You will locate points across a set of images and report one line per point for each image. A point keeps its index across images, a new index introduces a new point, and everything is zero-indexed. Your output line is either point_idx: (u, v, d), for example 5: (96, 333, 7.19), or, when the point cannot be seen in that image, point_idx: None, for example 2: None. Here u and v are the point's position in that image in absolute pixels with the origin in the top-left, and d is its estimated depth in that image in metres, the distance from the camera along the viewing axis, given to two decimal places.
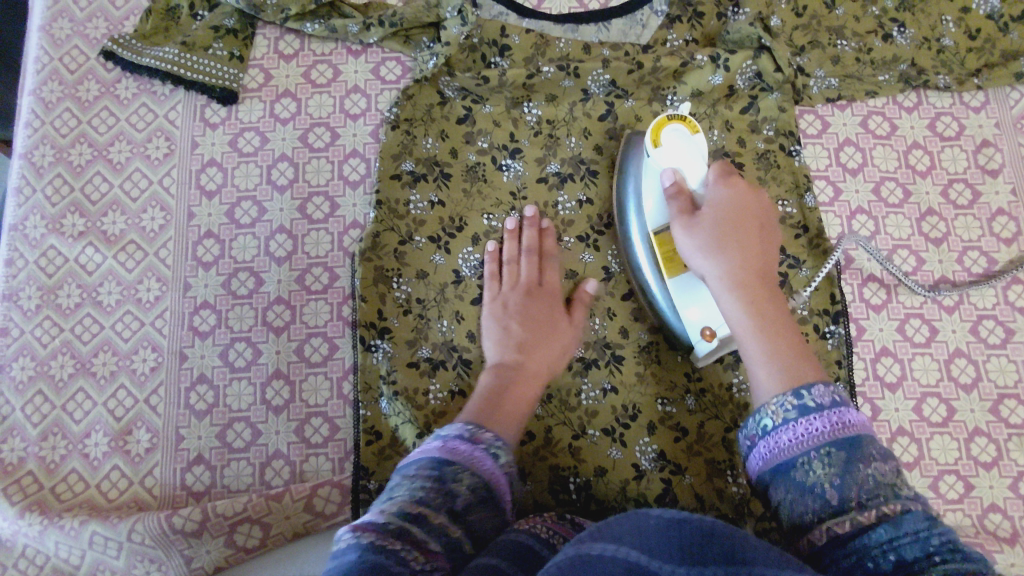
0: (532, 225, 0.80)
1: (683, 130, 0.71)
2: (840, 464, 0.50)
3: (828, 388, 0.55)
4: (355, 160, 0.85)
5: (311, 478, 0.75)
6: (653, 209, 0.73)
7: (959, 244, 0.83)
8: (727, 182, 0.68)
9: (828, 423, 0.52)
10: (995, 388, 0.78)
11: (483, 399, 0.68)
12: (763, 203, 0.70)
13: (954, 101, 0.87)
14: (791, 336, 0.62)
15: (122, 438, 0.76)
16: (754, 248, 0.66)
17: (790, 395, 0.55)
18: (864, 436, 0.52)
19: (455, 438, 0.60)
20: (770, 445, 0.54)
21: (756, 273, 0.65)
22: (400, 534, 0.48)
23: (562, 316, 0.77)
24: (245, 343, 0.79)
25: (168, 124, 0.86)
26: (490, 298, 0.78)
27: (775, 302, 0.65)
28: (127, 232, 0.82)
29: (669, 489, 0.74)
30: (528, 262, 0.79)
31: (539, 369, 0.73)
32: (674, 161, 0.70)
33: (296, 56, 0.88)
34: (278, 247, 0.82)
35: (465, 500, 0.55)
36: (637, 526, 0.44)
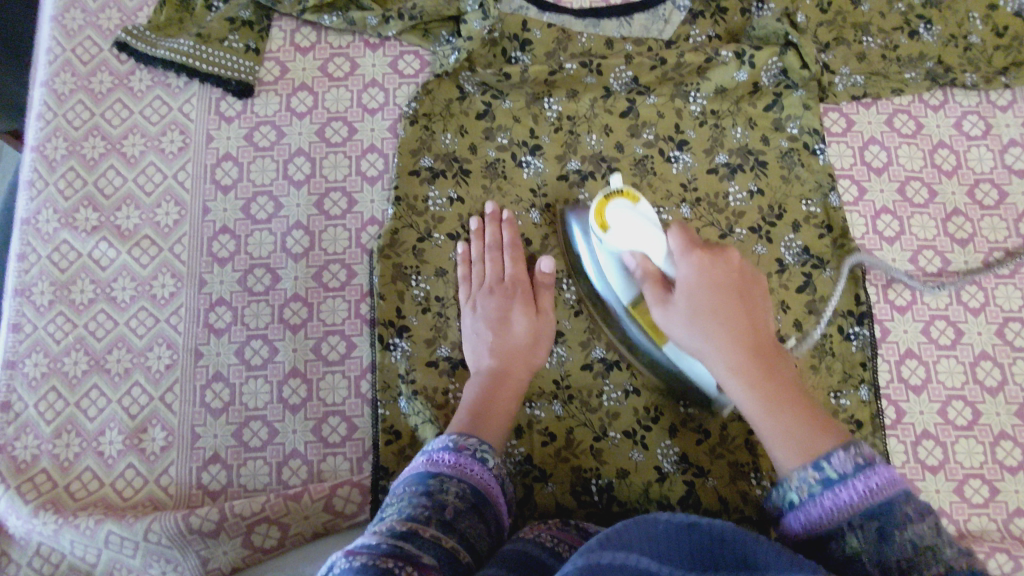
0: (496, 221, 0.79)
1: (626, 204, 0.68)
2: (874, 530, 0.48)
3: (849, 453, 0.51)
4: (373, 155, 0.83)
5: (329, 478, 0.74)
6: (619, 285, 0.71)
7: (984, 245, 0.82)
8: (691, 253, 0.63)
9: (854, 494, 0.49)
10: (1020, 390, 0.77)
11: (465, 407, 0.68)
12: (740, 265, 0.64)
13: (981, 99, 0.86)
14: (806, 407, 0.57)
15: (137, 436, 0.75)
16: (741, 319, 0.61)
17: (811, 467, 0.52)
18: (896, 495, 0.48)
19: (436, 453, 0.60)
20: (803, 518, 0.52)
21: (750, 344, 0.60)
22: (393, 552, 0.46)
23: (535, 310, 0.76)
24: (262, 341, 0.78)
25: (183, 117, 0.84)
26: (464, 301, 0.78)
27: (780, 372, 0.60)
28: (141, 227, 0.81)
29: (692, 491, 0.73)
30: (493, 260, 0.78)
31: (517, 366, 0.72)
32: (628, 242, 0.66)
33: (313, 48, 0.87)
34: (295, 243, 0.80)
35: (453, 509, 0.54)
36: (647, 532, 0.45)
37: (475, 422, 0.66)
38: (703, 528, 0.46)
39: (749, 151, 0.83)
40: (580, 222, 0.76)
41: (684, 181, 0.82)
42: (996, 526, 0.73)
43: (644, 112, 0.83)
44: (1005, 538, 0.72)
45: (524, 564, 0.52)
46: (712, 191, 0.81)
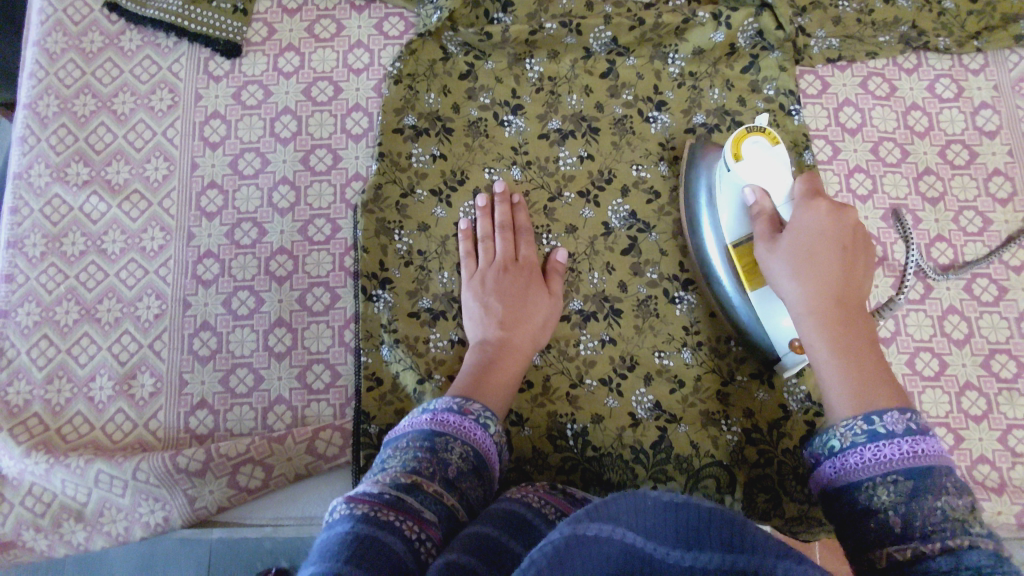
0: (504, 201, 0.81)
1: (764, 142, 0.69)
2: (908, 489, 0.46)
3: (903, 415, 0.51)
4: (358, 114, 0.85)
5: (312, 423, 0.76)
6: (729, 222, 0.71)
7: (955, 203, 0.83)
8: (813, 200, 0.65)
9: (897, 451, 0.49)
10: (986, 343, 0.79)
11: (470, 375, 0.69)
12: (855, 224, 0.65)
13: (954, 63, 0.88)
14: (874, 364, 0.58)
15: (126, 383, 0.77)
16: (836, 269, 0.62)
17: (861, 419, 0.52)
18: (936, 465, 0.48)
19: (443, 411, 0.61)
20: (838, 465, 0.52)
21: (836, 297, 0.61)
22: (395, 504, 0.48)
23: (542, 290, 0.78)
24: (248, 292, 0.80)
25: (172, 76, 0.86)
26: (467, 277, 0.79)
27: (859, 329, 0.60)
28: (131, 182, 0.83)
29: (664, 436, 0.75)
30: (504, 239, 0.79)
31: (524, 342, 0.74)
32: (755, 177, 0.68)
33: (300, 10, 0.88)
34: (281, 198, 0.82)
35: (457, 470, 0.56)
36: (635, 506, 0.43)
37: (470, 390, 0.67)
38: (691, 507, 0.43)
39: (726, 112, 0.84)
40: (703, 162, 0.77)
41: (661, 141, 0.84)
42: (959, 472, 0.75)
43: (623, 73, 0.86)
44: (968, 483, 0.74)
45: (513, 523, 0.52)
46: (690, 150, 0.83)
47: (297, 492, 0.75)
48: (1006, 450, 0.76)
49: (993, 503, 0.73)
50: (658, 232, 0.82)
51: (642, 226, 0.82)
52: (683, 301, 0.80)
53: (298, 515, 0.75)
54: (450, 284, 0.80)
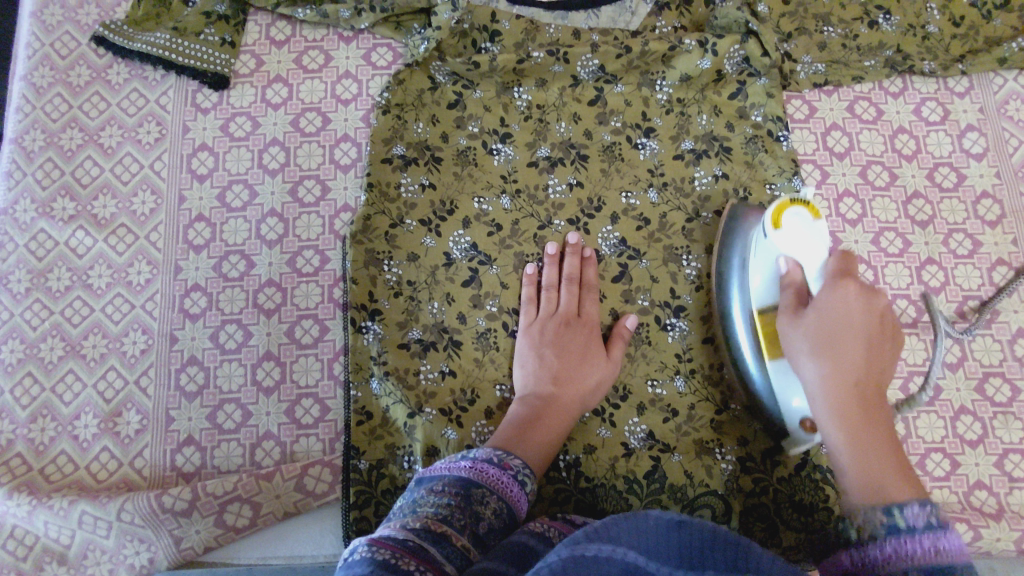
0: (575, 253, 0.80)
1: (806, 215, 0.70)
2: None
3: (925, 508, 0.46)
4: (347, 145, 0.85)
5: (302, 459, 0.76)
6: (760, 287, 0.71)
7: (945, 226, 0.83)
8: (841, 281, 0.63)
9: (920, 550, 0.44)
10: (980, 366, 0.79)
11: (510, 427, 0.69)
12: (884, 310, 0.62)
13: (939, 86, 0.88)
14: (894, 457, 0.53)
15: (111, 420, 0.76)
16: (858, 354, 0.59)
17: (880, 512, 0.48)
18: (961, 565, 0.43)
19: (485, 461, 0.61)
20: (857, 559, 0.47)
21: (856, 379, 0.58)
22: (416, 552, 0.47)
23: (600, 351, 0.76)
24: (236, 326, 0.79)
25: (159, 109, 0.86)
26: (526, 324, 0.78)
27: (881, 420, 0.56)
28: (118, 216, 0.82)
29: (658, 466, 0.75)
30: (568, 291, 0.78)
31: (571, 404, 0.72)
32: (792, 249, 0.69)
33: (288, 42, 0.88)
34: (269, 230, 0.82)
35: (488, 525, 0.55)
36: (637, 526, 0.44)
37: (509, 444, 0.67)
38: (692, 526, 0.43)
39: (714, 138, 0.84)
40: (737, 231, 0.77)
41: (651, 167, 0.84)
42: (957, 498, 0.75)
43: (611, 101, 0.86)
44: (966, 509, 0.74)
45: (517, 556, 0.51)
46: (679, 176, 0.84)
47: (286, 530, 0.74)
48: (1003, 474, 0.75)
49: (991, 530, 0.72)
50: (648, 259, 0.81)
51: (633, 253, 0.81)
52: (675, 329, 0.79)
53: (287, 555, 0.73)
54: (440, 314, 0.79)
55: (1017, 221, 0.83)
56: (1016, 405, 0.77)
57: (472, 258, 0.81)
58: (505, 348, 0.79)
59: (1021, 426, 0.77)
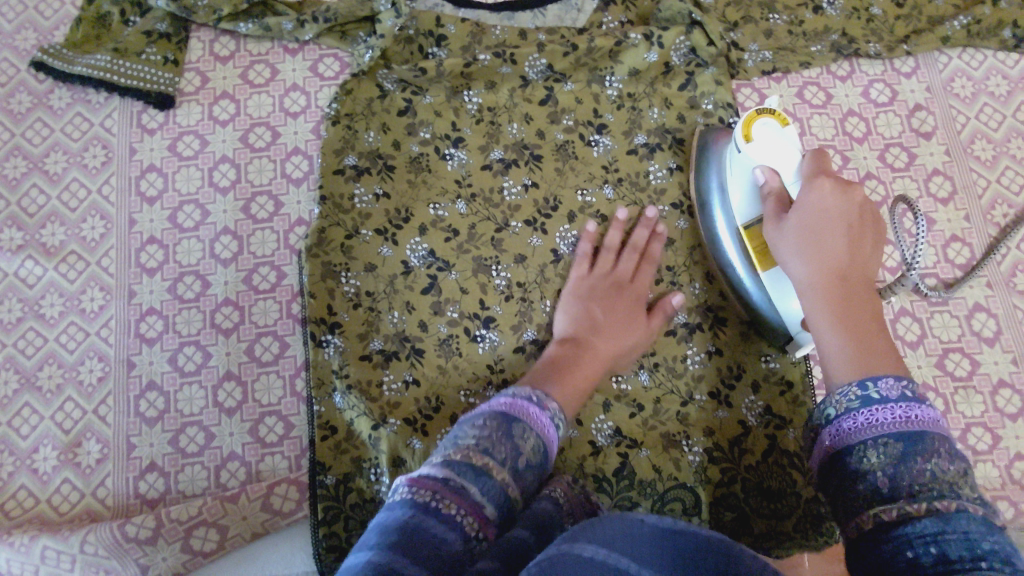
0: (646, 225, 0.80)
1: (775, 124, 0.69)
2: (897, 452, 0.44)
3: (900, 381, 0.48)
4: (298, 158, 0.84)
5: (268, 478, 0.75)
6: (741, 202, 0.72)
7: (898, 206, 0.84)
8: (818, 177, 0.64)
9: (891, 418, 0.46)
10: (939, 343, 0.79)
11: (550, 364, 0.70)
12: (863, 203, 0.63)
13: (885, 67, 0.89)
14: (882, 333, 0.54)
15: (71, 451, 0.75)
16: (841, 242, 0.60)
17: (855, 385, 0.49)
18: (931, 432, 0.45)
19: (525, 400, 0.60)
20: (834, 432, 0.49)
21: (841, 270, 0.59)
22: (455, 491, 0.49)
23: (643, 318, 0.76)
24: (194, 347, 0.78)
25: (104, 132, 0.85)
26: (575, 279, 0.79)
27: (868, 306, 0.57)
28: (67, 243, 0.81)
29: (626, 462, 0.75)
30: (628, 256, 0.79)
31: (608, 353, 0.73)
32: (766, 157, 0.68)
33: (232, 57, 0.87)
34: (223, 248, 0.81)
35: (526, 459, 0.56)
36: (628, 532, 0.46)
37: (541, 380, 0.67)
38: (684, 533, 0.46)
39: (666, 130, 0.84)
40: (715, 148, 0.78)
41: (605, 163, 0.84)
42: None
43: (562, 99, 0.85)
44: None
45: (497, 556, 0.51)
46: (633, 171, 0.83)
47: (254, 552, 0.73)
48: (967, 449, 0.76)
49: None
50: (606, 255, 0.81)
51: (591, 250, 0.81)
52: None
53: None
54: (401, 323, 0.78)
55: (968, 197, 0.84)
56: (976, 379, 0.78)
57: (430, 264, 0.80)
58: (468, 353, 0.78)
59: (982, 400, 0.78)
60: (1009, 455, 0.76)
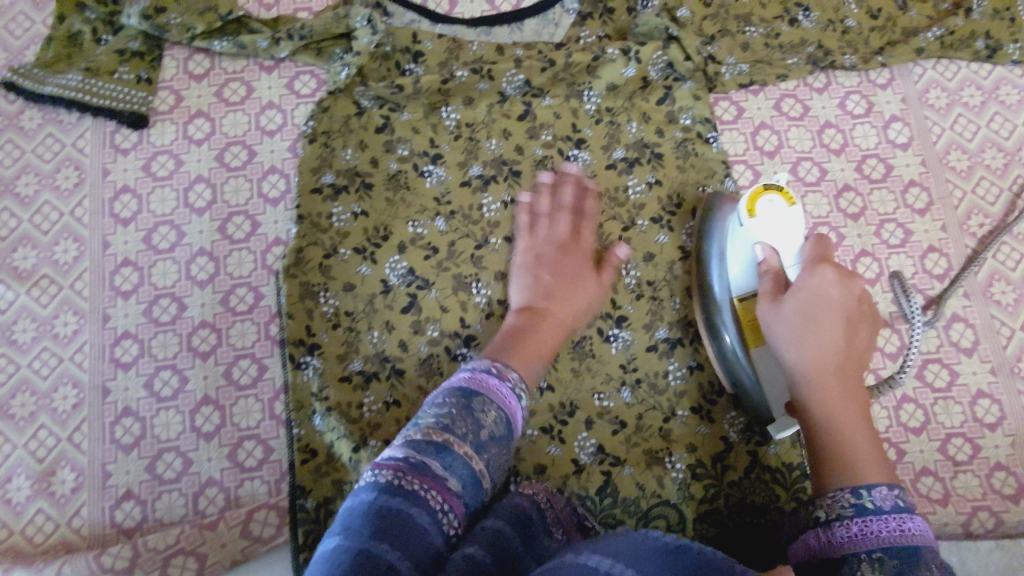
0: (574, 183, 0.80)
1: (781, 202, 0.67)
2: (892, 566, 0.46)
3: (891, 491, 0.50)
4: (274, 177, 0.83)
5: (247, 503, 0.74)
6: (739, 275, 0.71)
7: (876, 218, 0.84)
8: (821, 263, 0.64)
9: (884, 529, 0.48)
10: (918, 353, 0.80)
11: (506, 337, 0.70)
12: (859, 291, 0.64)
13: (861, 79, 0.89)
14: (871, 431, 0.58)
15: (45, 480, 0.74)
16: (838, 336, 0.62)
17: (849, 493, 0.52)
18: (923, 544, 0.47)
19: (484, 373, 0.60)
20: (823, 539, 0.51)
21: (835, 362, 0.61)
22: (419, 469, 0.48)
23: (592, 277, 0.77)
24: (171, 371, 0.77)
25: (77, 152, 0.83)
26: (523, 250, 0.78)
27: (857, 397, 0.60)
28: (40, 267, 0.80)
29: (609, 480, 0.74)
30: (563, 219, 0.79)
31: (565, 318, 0.74)
32: (769, 236, 0.67)
33: (207, 75, 0.86)
34: (199, 270, 0.80)
35: (489, 431, 0.55)
36: (633, 547, 0.46)
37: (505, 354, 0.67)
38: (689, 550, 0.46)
39: (645, 145, 0.84)
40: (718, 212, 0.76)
41: (584, 179, 0.84)
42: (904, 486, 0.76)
43: (540, 114, 0.85)
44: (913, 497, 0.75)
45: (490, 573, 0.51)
46: (612, 186, 0.83)
47: None
48: (947, 459, 0.77)
49: (938, 517, 0.74)
50: None
51: None
52: (617, 340, 0.79)
53: None
54: (381, 343, 0.77)
55: (944, 208, 0.85)
56: (955, 389, 0.79)
57: (410, 283, 0.79)
58: (449, 372, 0.77)
59: (961, 410, 0.78)
60: (989, 464, 0.77)
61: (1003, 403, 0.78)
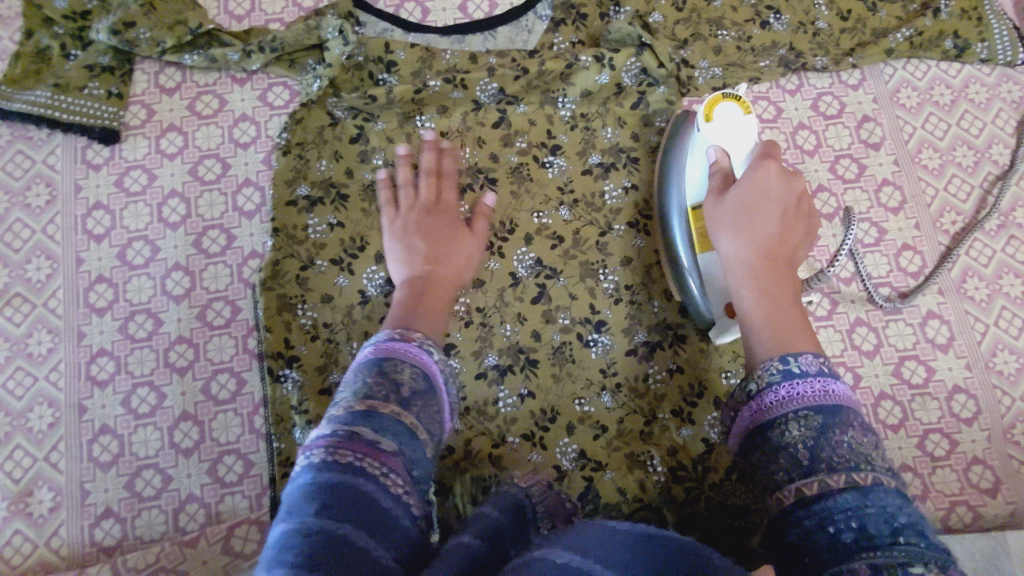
0: (431, 148, 0.81)
1: (737, 110, 0.67)
2: (818, 426, 0.48)
3: (816, 357, 0.53)
4: (249, 190, 0.83)
5: (228, 518, 0.73)
6: (696, 182, 0.72)
7: (850, 217, 0.85)
8: (767, 159, 0.65)
9: (811, 390, 0.51)
10: (895, 351, 0.81)
11: (403, 306, 0.69)
12: (800, 188, 0.66)
13: (833, 80, 0.90)
14: (797, 321, 0.60)
15: (21, 501, 0.73)
16: (773, 226, 0.63)
17: (777, 360, 0.54)
18: (845, 405, 0.50)
19: (388, 339, 0.58)
20: (756, 409, 0.53)
21: (770, 253, 0.63)
22: (349, 438, 0.46)
23: (466, 235, 0.78)
24: (148, 388, 0.76)
25: (48, 169, 0.83)
26: (388, 223, 0.78)
27: (787, 286, 0.62)
28: (12, 286, 0.79)
29: (591, 486, 0.74)
30: (426, 184, 0.79)
31: (449, 276, 0.74)
32: (722, 138, 0.67)
33: (178, 89, 0.86)
34: (174, 285, 0.79)
35: (409, 389, 0.54)
36: (603, 538, 0.44)
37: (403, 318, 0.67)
38: (661, 538, 0.44)
39: (621, 150, 0.85)
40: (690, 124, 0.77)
41: (560, 185, 0.84)
42: None
43: (515, 121, 0.85)
44: None
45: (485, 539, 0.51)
46: (589, 192, 0.84)
47: None
48: (926, 455, 0.77)
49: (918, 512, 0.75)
50: (565, 276, 0.81)
51: (549, 272, 0.81)
52: (597, 345, 0.79)
53: None
54: (360, 354, 0.77)
55: (917, 206, 0.86)
56: (932, 386, 0.80)
57: (388, 293, 0.79)
58: None
59: (938, 406, 0.79)
60: (966, 459, 0.77)
61: (979, 398, 0.79)
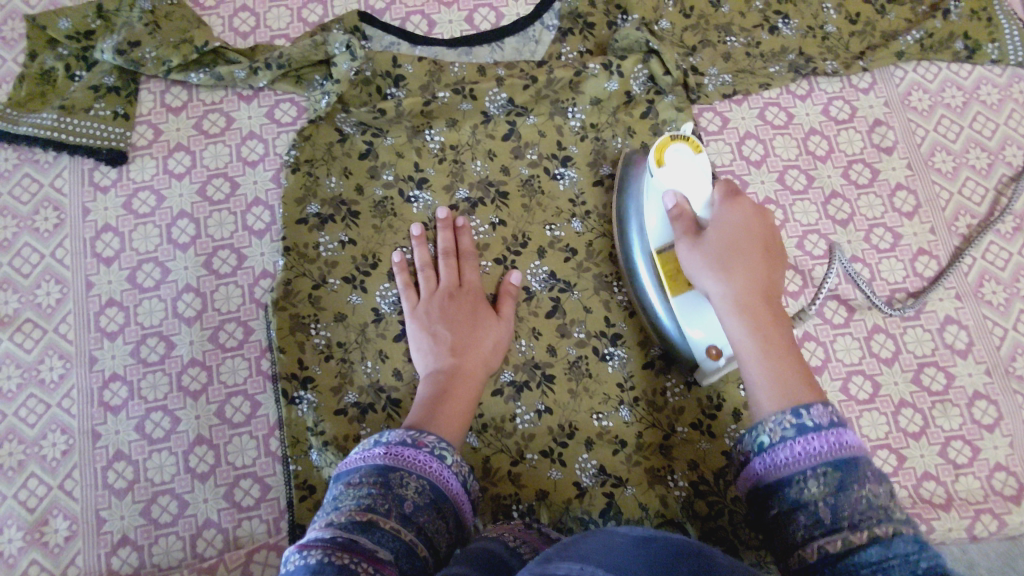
0: (447, 226, 0.80)
1: (687, 150, 0.68)
2: (835, 481, 0.48)
3: (826, 408, 0.52)
4: (259, 209, 0.82)
5: (246, 544, 0.73)
6: (655, 228, 0.71)
7: (864, 223, 0.85)
8: (735, 204, 0.66)
9: (824, 445, 0.49)
10: (914, 358, 0.80)
11: (425, 404, 0.67)
12: (772, 228, 0.66)
13: (843, 84, 0.90)
14: (797, 365, 0.57)
15: (37, 530, 0.72)
16: (757, 268, 0.63)
17: (789, 414, 0.52)
18: (860, 458, 0.49)
19: (398, 444, 0.57)
20: (767, 463, 0.52)
21: (759, 293, 0.62)
22: (347, 546, 0.46)
23: (491, 317, 0.76)
24: (162, 413, 0.76)
25: (55, 192, 0.82)
26: (410, 311, 0.76)
27: (782, 327, 0.60)
28: (22, 311, 0.78)
29: (612, 502, 0.74)
30: (447, 264, 0.78)
31: (477, 366, 0.72)
32: (677, 182, 0.68)
33: (185, 107, 0.85)
34: (186, 307, 0.79)
35: (414, 503, 0.54)
36: (605, 547, 0.42)
37: (426, 420, 0.65)
38: (660, 542, 0.43)
39: None
40: (636, 173, 0.76)
41: (571, 197, 0.83)
42: (907, 491, 0.76)
43: (525, 133, 0.84)
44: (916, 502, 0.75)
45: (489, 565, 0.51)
46: (601, 204, 0.83)
47: None
48: (948, 463, 0.77)
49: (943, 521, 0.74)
50: (579, 290, 0.80)
51: (564, 285, 0.80)
52: (614, 358, 0.78)
53: None
54: (375, 373, 0.76)
55: (932, 210, 0.85)
56: (952, 392, 0.79)
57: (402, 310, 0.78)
58: None
59: (959, 412, 0.78)
60: (989, 465, 0.77)
61: (999, 403, 0.79)
